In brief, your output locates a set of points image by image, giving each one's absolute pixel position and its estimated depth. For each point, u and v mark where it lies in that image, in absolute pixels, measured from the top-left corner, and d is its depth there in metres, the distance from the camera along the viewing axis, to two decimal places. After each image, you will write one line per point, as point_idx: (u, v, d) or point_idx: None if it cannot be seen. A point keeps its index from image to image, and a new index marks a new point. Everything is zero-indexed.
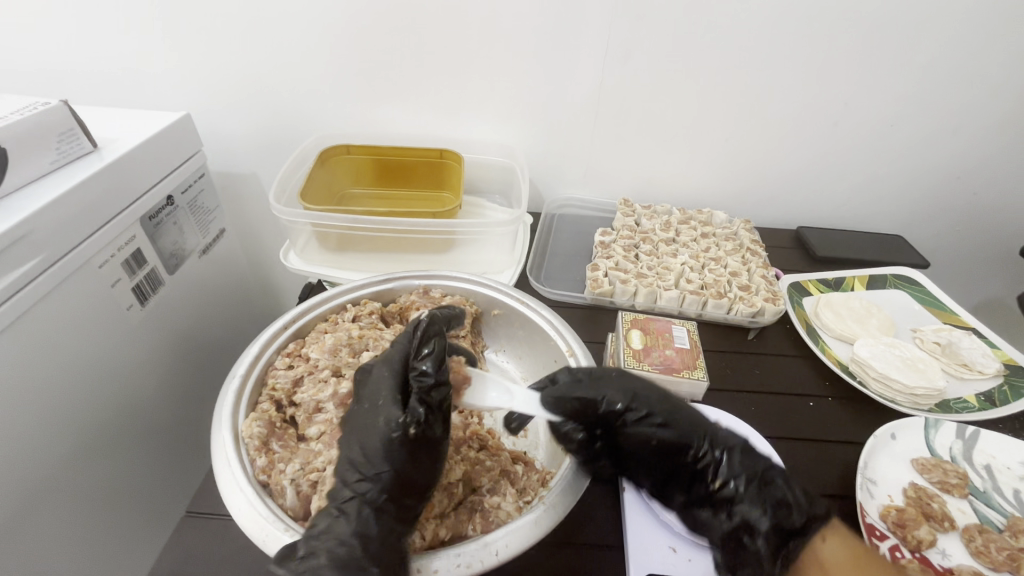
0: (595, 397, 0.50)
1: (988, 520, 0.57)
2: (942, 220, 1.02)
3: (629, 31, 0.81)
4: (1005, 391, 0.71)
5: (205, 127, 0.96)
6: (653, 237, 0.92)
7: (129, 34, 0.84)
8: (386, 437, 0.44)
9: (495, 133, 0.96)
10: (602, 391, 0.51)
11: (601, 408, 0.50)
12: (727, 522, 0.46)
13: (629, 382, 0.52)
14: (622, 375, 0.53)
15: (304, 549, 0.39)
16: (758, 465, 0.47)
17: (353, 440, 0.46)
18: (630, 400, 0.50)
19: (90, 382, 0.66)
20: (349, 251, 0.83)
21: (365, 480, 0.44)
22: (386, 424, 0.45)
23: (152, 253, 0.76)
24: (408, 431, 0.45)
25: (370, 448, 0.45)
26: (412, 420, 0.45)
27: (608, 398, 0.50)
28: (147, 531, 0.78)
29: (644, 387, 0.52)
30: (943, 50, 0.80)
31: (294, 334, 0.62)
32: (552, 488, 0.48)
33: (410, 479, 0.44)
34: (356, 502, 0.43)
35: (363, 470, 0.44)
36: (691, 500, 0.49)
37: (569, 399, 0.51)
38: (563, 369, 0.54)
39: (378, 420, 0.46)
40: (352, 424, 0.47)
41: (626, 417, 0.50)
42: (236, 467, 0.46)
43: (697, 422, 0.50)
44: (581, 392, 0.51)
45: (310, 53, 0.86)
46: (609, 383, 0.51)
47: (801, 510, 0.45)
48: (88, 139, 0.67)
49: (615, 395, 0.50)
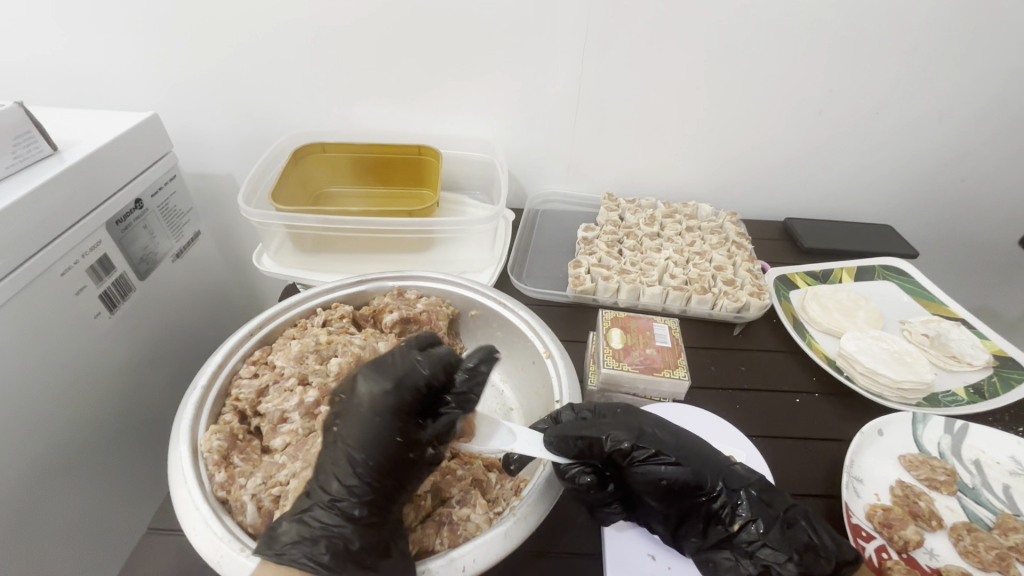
0: (599, 436, 0.48)
1: (977, 518, 0.55)
2: (931, 208, 1.01)
3: (606, 19, 0.78)
4: (995, 382, 0.70)
5: (176, 126, 0.94)
6: (638, 232, 0.90)
7: (92, 30, 0.81)
8: (403, 458, 0.44)
9: (474, 128, 0.93)
10: (605, 430, 0.49)
11: (607, 447, 0.48)
12: (749, 567, 0.45)
13: (635, 420, 0.50)
14: (626, 410, 0.52)
15: (294, 536, 0.40)
16: (777, 504, 0.47)
17: (358, 440, 0.43)
18: (636, 438, 0.49)
19: (58, 394, 0.64)
20: (324, 252, 0.81)
21: (357, 480, 0.42)
22: (403, 441, 0.44)
23: (120, 258, 0.73)
24: (424, 454, 0.45)
25: (378, 462, 0.43)
26: (433, 445, 0.45)
27: (614, 437, 0.48)
28: (116, 543, 0.76)
29: (648, 423, 0.50)
30: (928, 34, 0.78)
31: (261, 341, 0.60)
32: (524, 497, 0.46)
33: (406, 486, 0.44)
34: (346, 500, 0.42)
35: (363, 476, 0.43)
36: (707, 544, 0.47)
37: (576, 437, 0.48)
38: (566, 407, 0.52)
39: (395, 439, 0.44)
40: (356, 429, 0.44)
41: (633, 455, 0.48)
42: (193, 483, 0.44)
43: (709, 461, 0.49)
44: (587, 430, 0.48)
45: (279, 48, 0.84)
46: (613, 422, 0.50)
47: (830, 556, 0.44)
48: (47, 141, 0.64)
49: (621, 433, 0.49)
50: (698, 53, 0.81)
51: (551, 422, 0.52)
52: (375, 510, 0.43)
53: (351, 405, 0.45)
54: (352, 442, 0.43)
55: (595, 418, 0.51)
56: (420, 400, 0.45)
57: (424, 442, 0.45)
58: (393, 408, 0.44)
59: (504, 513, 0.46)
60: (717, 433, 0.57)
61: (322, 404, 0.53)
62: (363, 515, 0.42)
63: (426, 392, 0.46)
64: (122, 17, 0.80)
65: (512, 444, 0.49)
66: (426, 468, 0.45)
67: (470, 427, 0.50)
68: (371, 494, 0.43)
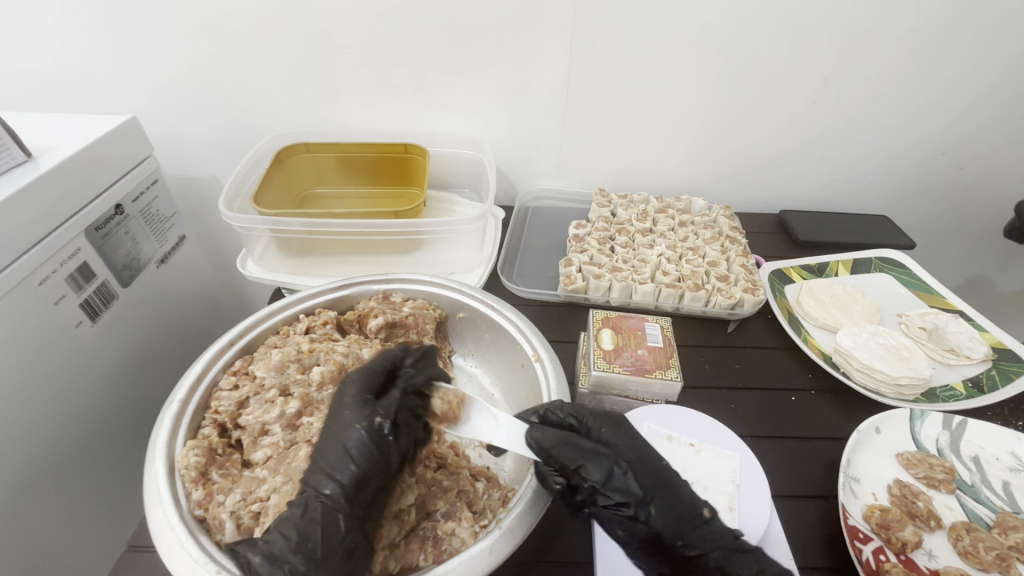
0: (569, 467, 0.46)
1: (977, 517, 0.54)
2: (929, 197, 0.99)
3: (595, 12, 0.76)
4: (993, 375, 0.68)
5: (157, 128, 0.92)
6: (630, 228, 0.89)
7: (67, 32, 0.79)
8: (351, 431, 0.44)
9: (463, 125, 0.92)
10: (579, 461, 0.46)
11: (573, 481, 0.46)
12: None
13: (610, 459, 0.47)
14: (613, 436, 0.49)
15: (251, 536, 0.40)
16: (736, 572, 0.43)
17: (326, 435, 0.45)
18: (604, 481, 0.46)
19: (37, 410, 0.62)
20: (310, 254, 0.79)
21: (331, 479, 0.42)
22: (354, 423, 0.45)
23: (100, 265, 0.71)
24: (373, 424, 0.45)
25: (336, 445, 0.44)
26: (375, 417, 0.46)
27: (583, 471, 0.46)
28: (94, 558, 0.73)
29: (623, 465, 0.47)
30: (925, 20, 0.76)
31: (241, 350, 0.59)
32: (512, 508, 0.45)
33: (374, 475, 0.43)
34: (312, 503, 0.41)
35: (333, 470, 0.43)
36: None
37: (551, 453, 0.47)
38: (557, 404, 0.51)
39: (345, 413, 0.46)
40: (328, 423, 0.46)
41: (596, 498, 0.46)
42: (169, 503, 0.43)
43: (681, 515, 0.45)
44: (562, 452, 0.47)
45: (260, 47, 0.81)
46: (587, 452, 0.47)
47: None
48: (20, 147, 0.62)
49: (593, 468, 0.46)
50: (691, 44, 0.79)
51: (538, 420, 0.51)
52: (342, 512, 0.41)
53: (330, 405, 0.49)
54: (328, 433, 0.45)
55: (578, 440, 0.48)
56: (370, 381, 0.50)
57: (372, 411, 0.46)
58: (342, 391, 0.48)
59: (490, 526, 0.45)
60: (708, 434, 0.56)
61: (303, 415, 0.52)
62: (322, 514, 0.40)
63: (377, 380, 0.50)
64: (97, 18, 0.77)
65: (493, 432, 0.50)
66: (383, 451, 0.44)
67: (455, 411, 0.51)
68: (341, 488, 0.42)
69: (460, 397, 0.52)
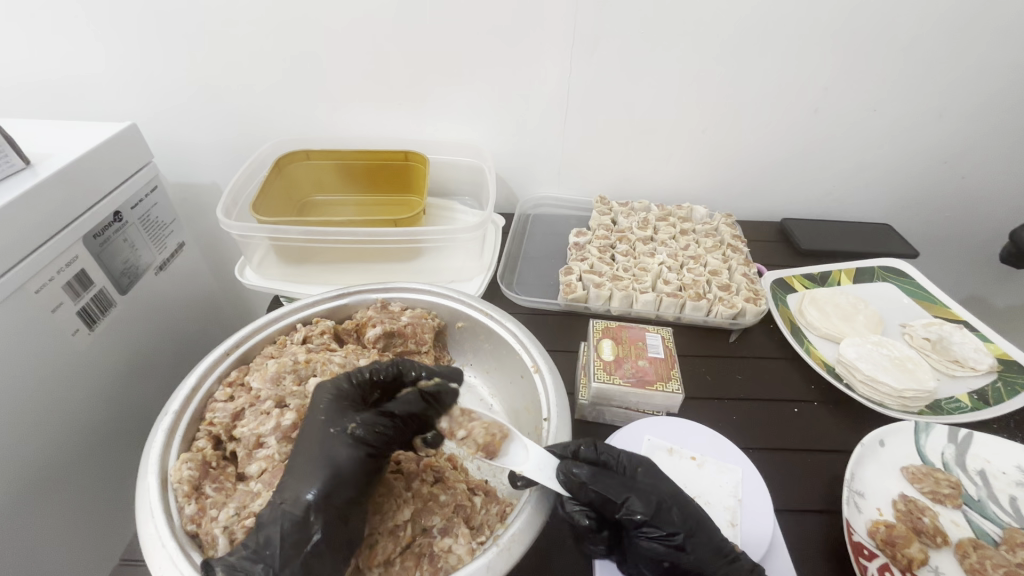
0: (615, 499, 0.46)
1: (983, 533, 0.53)
2: (931, 207, 0.99)
3: (596, 21, 0.76)
4: (999, 388, 0.68)
5: (159, 135, 0.92)
6: (631, 236, 0.89)
7: (68, 38, 0.79)
8: (332, 449, 0.44)
9: (463, 134, 0.91)
10: (625, 494, 0.46)
11: (619, 513, 0.46)
12: None
13: (653, 490, 0.47)
14: (648, 477, 0.48)
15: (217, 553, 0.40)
16: None
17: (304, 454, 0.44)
18: (652, 514, 0.45)
19: (31, 422, 0.61)
20: (309, 263, 0.78)
21: (298, 491, 0.41)
22: (326, 445, 0.44)
23: (99, 273, 0.70)
24: (348, 432, 0.45)
25: (308, 457, 0.44)
26: (356, 422, 0.46)
27: (629, 503, 0.46)
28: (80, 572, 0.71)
29: (669, 498, 0.46)
30: (925, 30, 0.76)
31: (238, 360, 0.59)
32: (508, 525, 0.44)
33: (348, 486, 0.43)
34: (276, 510, 0.41)
35: (301, 484, 0.42)
36: None
37: (592, 488, 0.46)
38: (587, 442, 0.50)
39: (322, 417, 0.46)
40: (302, 430, 0.46)
41: (642, 529, 0.45)
42: (161, 518, 0.42)
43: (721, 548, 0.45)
44: (609, 487, 0.46)
45: (260, 55, 0.81)
46: (632, 486, 0.47)
47: None
48: (19, 155, 0.62)
49: (639, 501, 0.46)
50: (691, 50, 0.79)
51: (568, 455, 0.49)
52: (305, 526, 0.40)
53: (308, 420, 0.47)
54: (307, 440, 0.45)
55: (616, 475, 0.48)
56: (347, 393, 0.50)
57: (348, 419, 0.46)
58: (316, 401, 0.48)
59: (487, 542, 0.44)
60: (710, 448, 0.55)
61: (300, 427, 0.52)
62: (286, 521, 0.40)
63: (356, 393, 0.50)
64: (98, 24, 0.78)
65: (525, 463, 0.47)
66: (360, 459, 0.44)
67: (496, 445, 0.47)
68: (309, 502, 0.41)
69: (505, 431, 0.49)
